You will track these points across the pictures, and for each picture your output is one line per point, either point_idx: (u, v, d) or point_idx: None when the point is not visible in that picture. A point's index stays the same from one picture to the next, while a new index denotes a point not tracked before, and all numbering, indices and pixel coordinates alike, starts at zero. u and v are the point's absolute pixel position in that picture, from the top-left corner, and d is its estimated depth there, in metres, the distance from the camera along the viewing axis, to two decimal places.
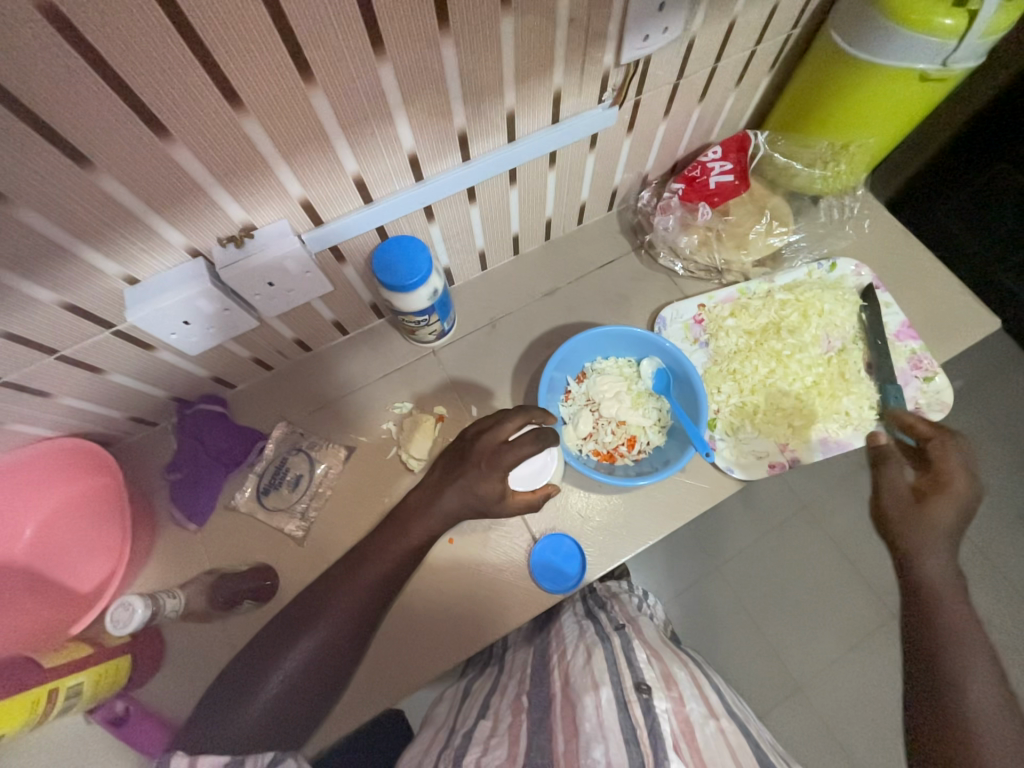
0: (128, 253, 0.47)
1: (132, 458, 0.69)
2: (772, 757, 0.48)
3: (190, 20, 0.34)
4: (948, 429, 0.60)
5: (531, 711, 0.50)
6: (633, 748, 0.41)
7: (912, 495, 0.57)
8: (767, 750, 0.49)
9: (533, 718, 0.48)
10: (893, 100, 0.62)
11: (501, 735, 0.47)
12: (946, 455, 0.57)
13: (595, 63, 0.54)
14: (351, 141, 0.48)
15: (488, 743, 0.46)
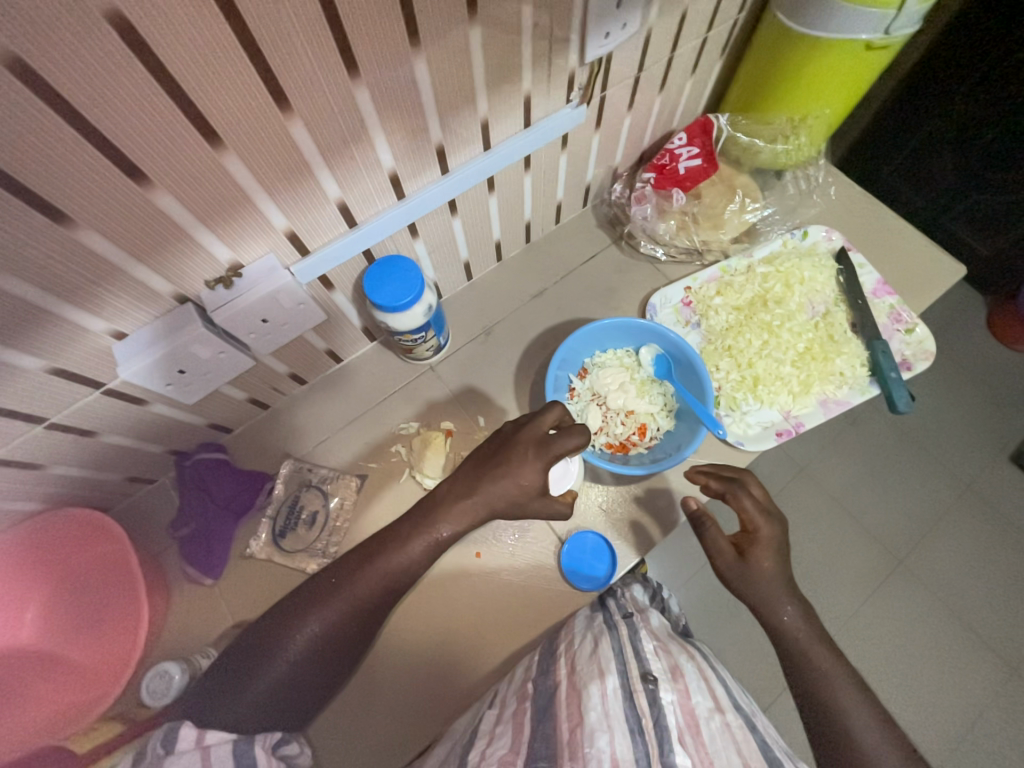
0: (113, 307, 0.45)
1: (135, 520, 0.67)
2: (781, 755, 0.45)
3: (163, 62, 0.33)
4: (733, 479, 0.61)
5: (535, 700, 0.49)
6: (638, 738, 0.42)
7: (735, 553, 0.60)
8: (777, 750, 0.46)
9: (537, 706, 0.48)
10: (842, 71, 0.65)
11: (506, 723, 0.47)
12: (743, 506, 0.60)
13: (561, 65, 0.55)
14: (332, 167, 0.47)
15: (492, 732, 0.47)
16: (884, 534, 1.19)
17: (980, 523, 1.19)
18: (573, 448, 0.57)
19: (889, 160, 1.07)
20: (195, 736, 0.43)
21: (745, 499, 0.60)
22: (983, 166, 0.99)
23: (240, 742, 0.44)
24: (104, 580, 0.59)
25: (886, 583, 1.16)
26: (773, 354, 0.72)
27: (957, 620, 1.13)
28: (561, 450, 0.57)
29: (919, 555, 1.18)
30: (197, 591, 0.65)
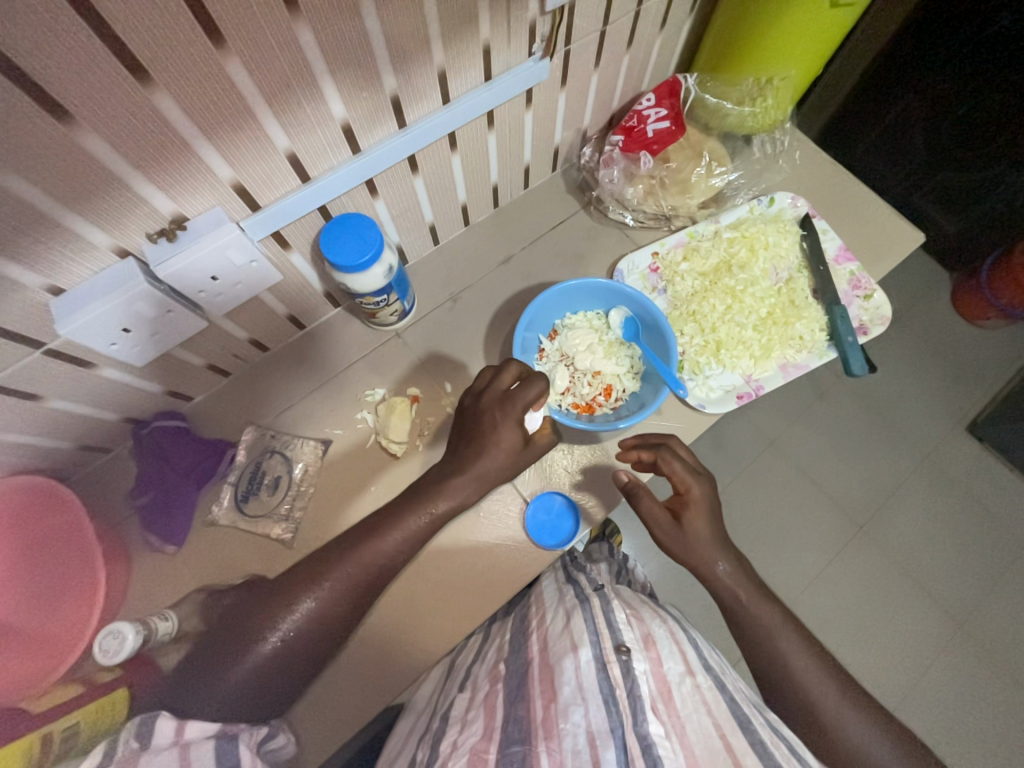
0: (49, 261, 0.43)
1: (93, 489, 0.66)
2: (748, 711, 0.47)
3: None
4: (659, 445, 0.62)
5: (508, 680, 0.51)
6: (612, 708, 0.43)
7: (671, 520, 0.60)
8: (745, 705, 0.48)
9: (511, 686, 0.49)
10: (808, 29, 0.65)
11: (478, 707, 0.48)
12: (672, 470, 0.61)
13: (522, 12, 0.53)
14: (278, 113, 0.45)
15: (466, 718, 0.47)
16: (846, 499, 1.25)
17: (935, 489, 1.25)
18: (534, 398, 0.58)
19: (862, 139, 1.08)
20: (172, 729, 0.42)
21: (674, 462, 0.61)
22: (952, 146, 1.01)
23: (222, 741, 0.43)
24: (58, 550, 0.57)
25: (847, 547, 1.22)
26: (735, 319, 0.73)
27: (911, 579, 1.20)
28: (524, 402, 0.57)
29: (878, 520, 1.24)
30: (160, 558, 0.64)
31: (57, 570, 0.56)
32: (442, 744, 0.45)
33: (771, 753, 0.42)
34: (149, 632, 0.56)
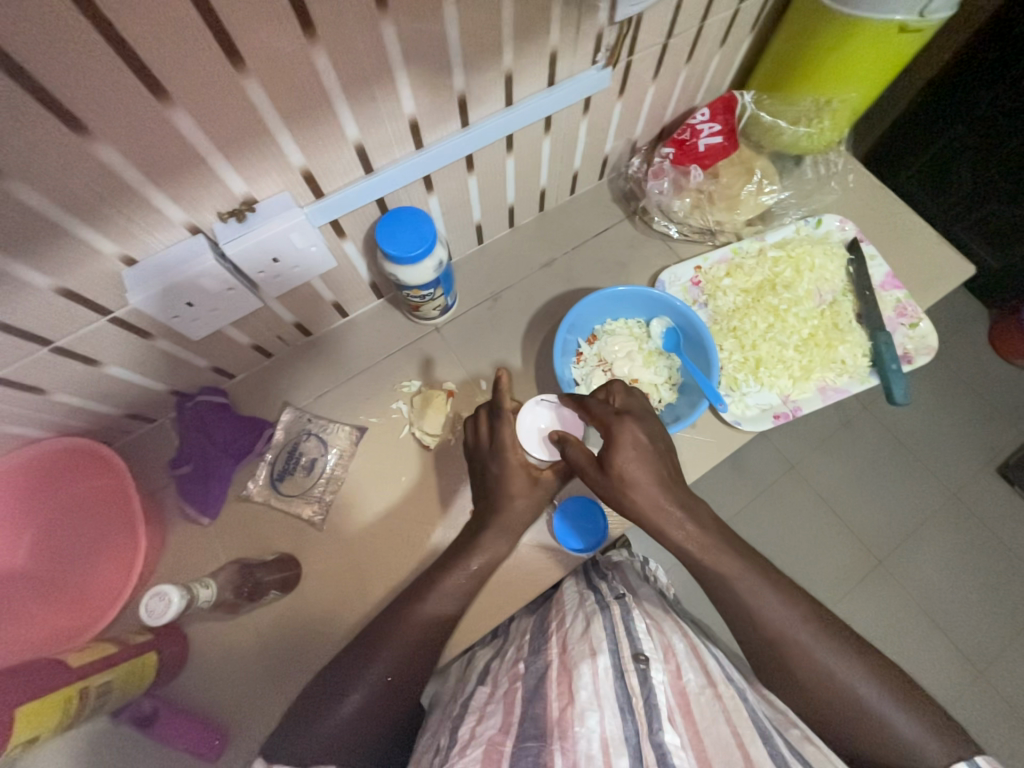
0: (127, 231, 0.45)
1: (135, 456, 0.68)
2: (770, 725, 0.44)
3: None
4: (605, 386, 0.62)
5: (527, 680, 0.49)
6: (627, 718, 0.42)
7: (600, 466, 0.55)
8: (766, 720, 0.45)
9: (528, 686, 0.48)
10: (874, 54, 0.64)
11: (496, 701, 0.47)
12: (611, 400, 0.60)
13: (591, 21, 0.54)
14: (352, 105, 0.47)
15: (484, 710, 0.46)
16: (868, 533, 1.22)
17: (962, 531, 1.21)
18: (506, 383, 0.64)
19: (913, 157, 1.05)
20: None
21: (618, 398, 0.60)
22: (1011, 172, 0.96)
23: None
24: (100, 510, 0.59)
25: (865, 580, 1.19)
26: (777, 338, 0.73)
27: (930, 621, 1.16)
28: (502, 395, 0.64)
29: (898, 558, 1.20)
30: (193, 529, 0.66)
31: (99, 528, 0.59)
32: (460, 731, 0.45)
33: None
34: (192, 597, 0.55)
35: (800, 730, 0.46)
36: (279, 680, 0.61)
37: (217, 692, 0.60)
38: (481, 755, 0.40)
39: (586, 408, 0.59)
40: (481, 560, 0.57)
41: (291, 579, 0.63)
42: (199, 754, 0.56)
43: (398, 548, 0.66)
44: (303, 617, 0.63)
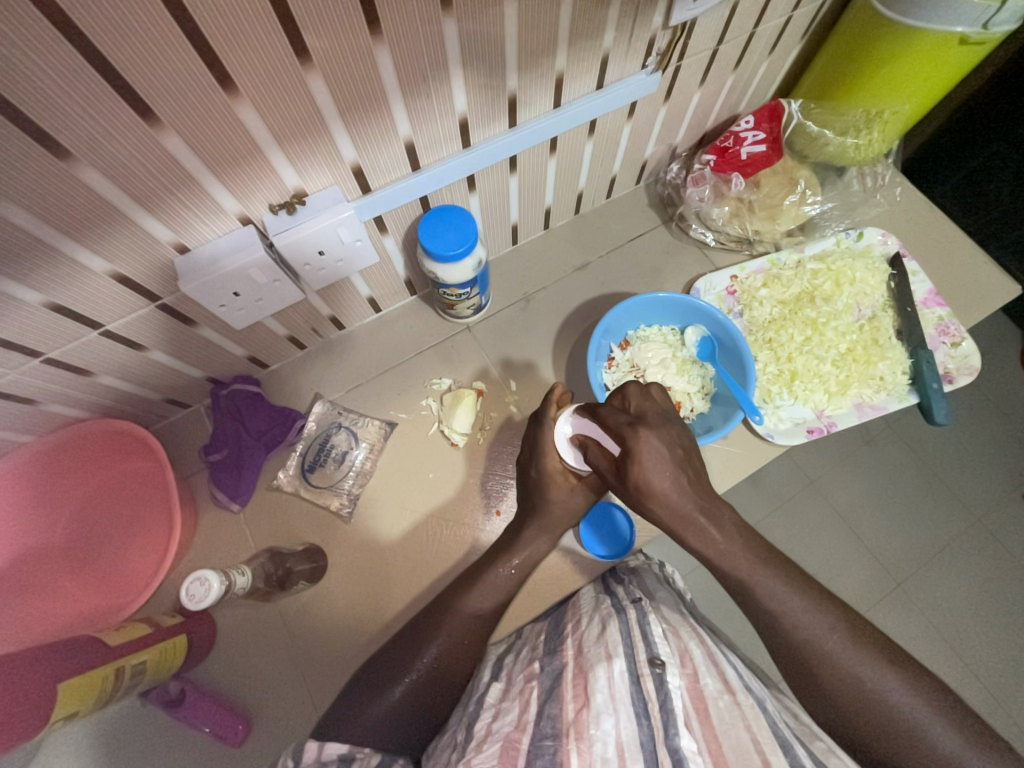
0: (182, 219, 0.46)
1: (169, 440, 0.69)
2: (792, 735, 0.40)
3: None
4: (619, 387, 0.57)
5: (542, 679, 0.45)
6: (643, 723, 0.38)
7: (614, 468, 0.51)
8: (787, 729, 0.41)
9: (544, 686, 0.44)
10: (929, 64, 0.63)
11: (512, 699, 0.44)
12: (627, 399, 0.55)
13: (646, 25, 0.54)
14: (408, 102, 0.47)
15: (499, 706, 0.43)
16: (885, 552, 1.15)
17: (988, 556, 1.14)
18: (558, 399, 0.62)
19: (946, 176, 0.93)
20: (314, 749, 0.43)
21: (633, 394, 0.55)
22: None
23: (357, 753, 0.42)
24: (137, 491, 0.61)
25: (889, 600, 1.13)
26: (814, 351, 0.71)
27: (954, 651, 1.11)
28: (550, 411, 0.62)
29: (919, 579, 1.14)
30: (223, 515, 0.67)
31: (134, 508, 0.61)
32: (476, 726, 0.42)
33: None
34: (229, 584, 0.55)
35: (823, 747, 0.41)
36: (300, 668, 0.61)
37: (241, 677, 0.61)
38: (498, 752, 0.37)
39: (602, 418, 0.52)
40: (514, 557, 0.59)
41: (318, 570, 0.64)
42: (222, 736, 0.57)
43: (424, 544, 0.66)
44: (327, 608, 0.63)
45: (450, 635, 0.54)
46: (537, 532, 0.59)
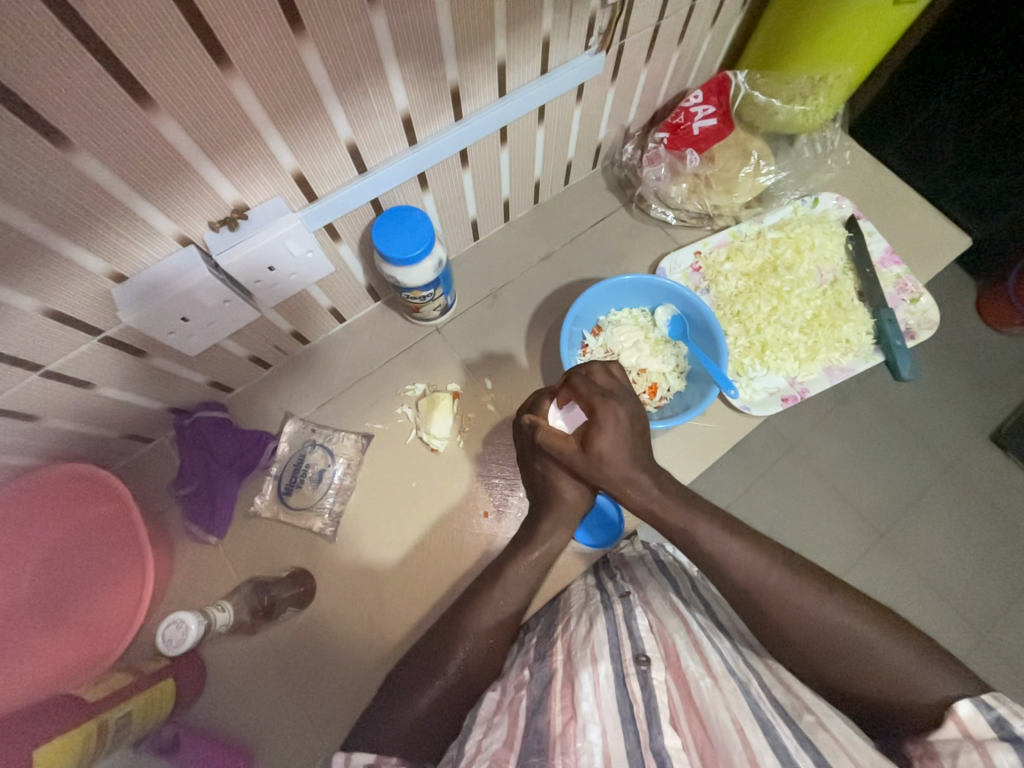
0: (115, 246, 0.43)
1: (134, 478, 0.66)
2: (774, 713, 0.40)
3: None
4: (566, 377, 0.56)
5: (531, 687, 0.45)
6: (629, 729, 0.38)
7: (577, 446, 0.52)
8: (769, 708, 0.41)
9: (533, 696, 0.43)
10: (872, 23, 0.63)
11: (502, 712, 0.42)
12: (576, 386, 0.55)
13: (583, 4, 0.52)
14: (344, 102, 0.45)
15: (490, 721, 0.42)
16: (867, 506, 1.18)
17: (958, 496, 1.19)
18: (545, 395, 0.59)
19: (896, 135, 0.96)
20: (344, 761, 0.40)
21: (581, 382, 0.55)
22: (1001, 146, 0.86)
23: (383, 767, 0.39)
24: (102, 537, 0.57)
25: (874, 552, 1.16)
26: (782, 320, 0.72)
27: (936, 591, 1.14)
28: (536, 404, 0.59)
29: (898, 526, 1.17)
30: (201, 549, 0.64)
31: (98, 560, 0.56)
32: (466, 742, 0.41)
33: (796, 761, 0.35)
34: (208, 623, 0.55)
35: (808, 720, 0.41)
36: (296, 695, 0.60)
37: (236, 712, 0.59)
38: None
39: (569, 383, 0.56)
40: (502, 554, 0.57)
41: (305, 594, 0.62)
42: None
43: (414, 555, 0.65)
44: (318, 630, 0.62)
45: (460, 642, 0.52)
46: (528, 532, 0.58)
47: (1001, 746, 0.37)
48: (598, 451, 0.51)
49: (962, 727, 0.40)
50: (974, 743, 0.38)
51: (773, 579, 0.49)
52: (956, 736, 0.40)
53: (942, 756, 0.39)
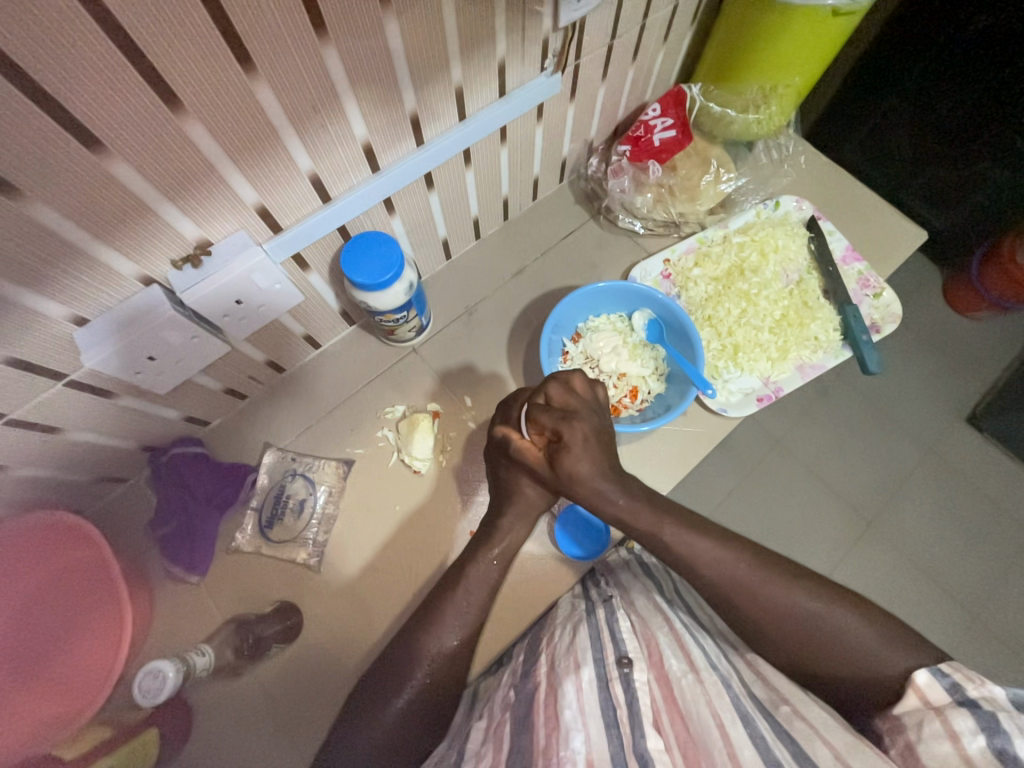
0: (75, 291, 0.42)
1: (110, 520, 0.64)
2: (754, 707, 0.41)
3: (124, 26, 0.32)
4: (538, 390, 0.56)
5: (517, 709, 0.44)
6: (613, 732, 0.37)
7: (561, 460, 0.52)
8: (750, 703, 0.41)
9: (517, 717, 0.43)
10: (813, 38, 0.65)
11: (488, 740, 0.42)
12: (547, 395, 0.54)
13: (535, 29, 0.54)
14: (303, 136, 0.45)
15: (477, 753, 0.41)
16: (852, 495, 1.20)
17: (940, 480, 1.21)
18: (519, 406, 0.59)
19: (853, 134, 0.99)
20: None
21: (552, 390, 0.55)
22: (955, 139, 0.91)
23: None
24: (69, 588, 0.54)
25: (863, 540, 1.18)
26: (752, 322, 0.74)
27: (925, 574, 1.16)
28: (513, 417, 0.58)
29: (885, 513, 1.19)
30: (183, 589, 0.63)
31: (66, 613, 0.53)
32: None
33: (775, 751, 0.36)
34: (188, 669, 0.55)
35: (785, 708, 0.42)
36: (288, 731, 0.58)
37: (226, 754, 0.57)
38: None
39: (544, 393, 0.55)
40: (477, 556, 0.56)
41: (292, 628, 0.61)
42: None
43: (401, 579, 0.64)
44: (307, 663, 0.61)
45: (451, 667, 0.51)
46: (507, 540, 0.58)
47: (958, 711, 0.37)
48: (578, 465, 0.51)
49: (921, 696, 0.40)
50: (935, 711, 0.39)
51: (752, 579, 0.49)
52: (917, 705, 0.40)
53: (908, 730, 0.39)
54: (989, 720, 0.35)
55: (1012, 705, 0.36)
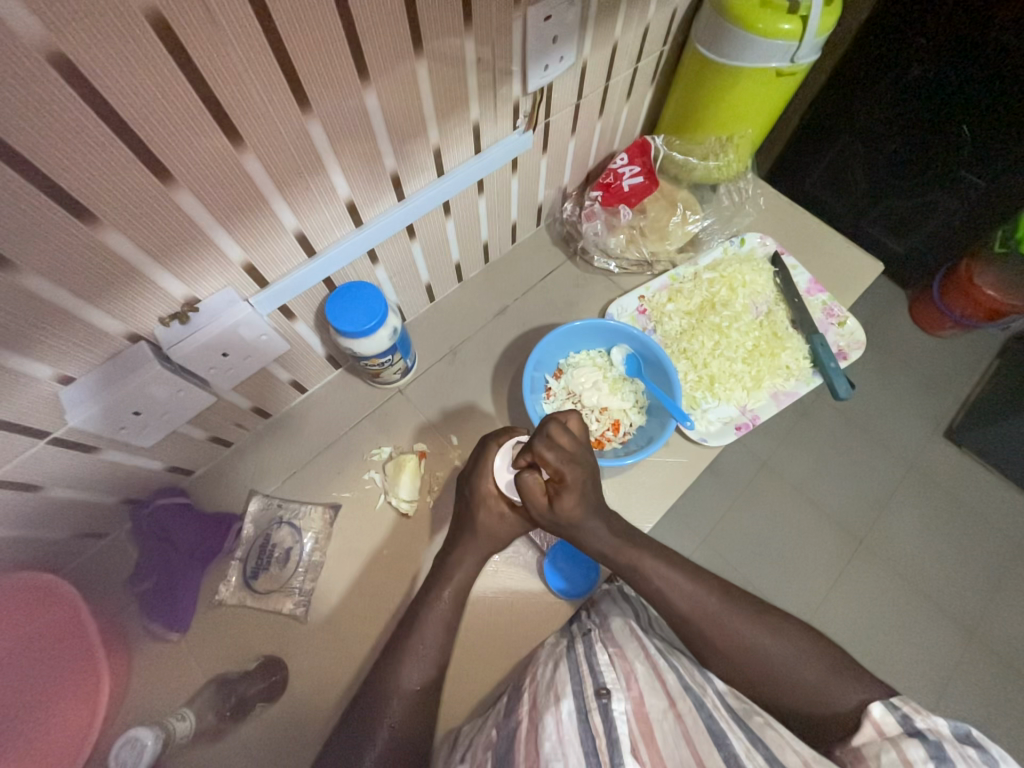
0: (61, 351, 0.43)
1: (87, 578, 0.62)
2: (728, 720, 0.41)
3: (117, 112, 0.34)
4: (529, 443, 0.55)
5: (498, 746, 0.45)
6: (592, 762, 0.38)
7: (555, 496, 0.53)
8: (723, 717, 0.41)
9: (500, 754, 0.43)
10: (761, 96, 0.72)
11: None
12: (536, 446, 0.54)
13: (506, 94, 0.58)
14: (288, 197, 0.48)
15: None
16: (840, 515, 1.22)
17: (923, 496, 1.23)
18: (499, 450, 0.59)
19: (812, 168, 1.07)
20: None
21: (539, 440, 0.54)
22: (903, 174, 0.97)
23: None
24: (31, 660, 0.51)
25: (854, 561, 1.19)
26: (725, 354, 0.77)
27: (919, 592, 1.16)
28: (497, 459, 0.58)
29: (873, 533, 1.21)
30: (164, 647, 0.61)
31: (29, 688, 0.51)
32: None
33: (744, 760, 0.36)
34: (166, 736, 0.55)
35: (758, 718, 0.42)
36: None
37: None
38: None
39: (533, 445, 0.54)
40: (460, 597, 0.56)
41: (277, 685, 0.59)
42: None
43: (390, 625, 0.63)
44: (295, 720, 0.58)
45: None
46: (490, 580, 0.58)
47: (910, 741, 0.38)
48: (560, 505, 0.52)
49: (877, 727, 0.41)
50: (889, 741, 0.39)
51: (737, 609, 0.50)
52: (873, 736, 0.40)
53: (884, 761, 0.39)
54: (937, 749, 0.36)
55: (955, 736, 0.36)
